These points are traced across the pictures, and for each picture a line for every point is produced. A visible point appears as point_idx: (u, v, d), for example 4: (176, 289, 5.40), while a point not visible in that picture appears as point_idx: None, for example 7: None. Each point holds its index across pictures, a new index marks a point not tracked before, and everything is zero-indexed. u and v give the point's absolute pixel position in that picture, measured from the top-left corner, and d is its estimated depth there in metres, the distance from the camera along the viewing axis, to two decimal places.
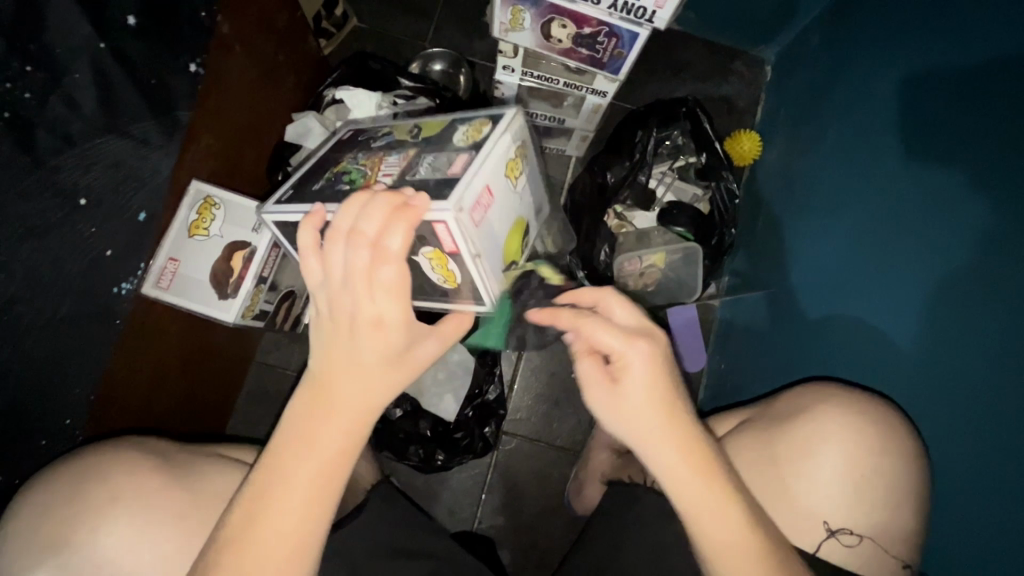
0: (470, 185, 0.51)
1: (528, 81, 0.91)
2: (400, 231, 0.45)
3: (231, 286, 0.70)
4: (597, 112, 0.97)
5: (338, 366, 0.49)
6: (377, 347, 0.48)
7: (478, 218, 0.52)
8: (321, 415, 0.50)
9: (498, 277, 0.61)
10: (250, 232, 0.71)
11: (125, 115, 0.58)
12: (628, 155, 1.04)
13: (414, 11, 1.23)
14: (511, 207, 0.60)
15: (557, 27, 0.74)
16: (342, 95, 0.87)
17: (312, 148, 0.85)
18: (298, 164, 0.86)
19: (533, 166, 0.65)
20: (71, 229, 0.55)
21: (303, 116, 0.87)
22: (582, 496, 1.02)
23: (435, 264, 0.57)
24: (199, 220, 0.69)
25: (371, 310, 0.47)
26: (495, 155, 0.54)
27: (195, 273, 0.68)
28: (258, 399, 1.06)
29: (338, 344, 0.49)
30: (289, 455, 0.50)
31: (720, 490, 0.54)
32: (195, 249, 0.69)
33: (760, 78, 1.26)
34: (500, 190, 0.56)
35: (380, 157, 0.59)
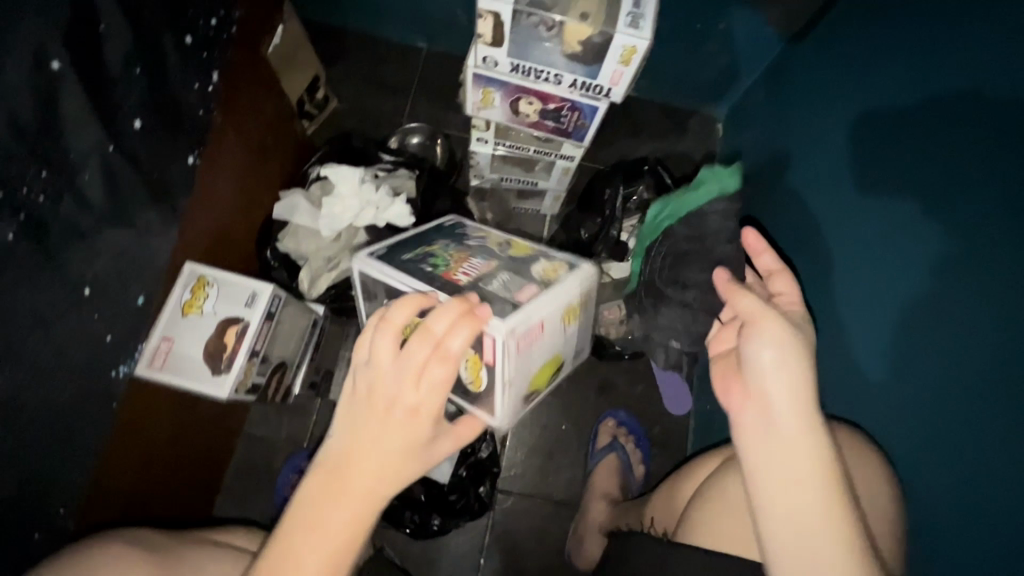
0: (528, 317, 0.59)
1: (500, 150, 0.99)
2: (466, 331, 0.52)
3: (225, 361, 0.71)
4: (567, 174, 1.05)
5: (363, 449, 0.53)
6: (401, 438, 0.53)
7: (524, 345, 0.60)
8: (334, 495, 0.53)
9: (517, 396, 0.66)
10: (243, 307, 0.73)
11: (130, 206, 0.61)
12: (599, 211, 1.12)
13: (392, 90, 1.32)
14: (557, 340, 0.68)
15: (524, 104, 0.81)
16: (327, 173, 0.96)
17: (299, 222, 0.93)
18: (286, 238, 0.94)
19: (591, 307, 0.75)
20: (76, 317, 0.57)
21: (291, 193, 0.95)
22: (582, 551, 1.01)
23: (469, 367, 0.62)
24: (193, 299, 0.72)
25: (411, 400, 0.52)
26: (558, 301, 0.63)
27: (188, 351, 0.70)
28: (248, 474, 1.04)
29: (365, 426, 0.54)
30: (298, 541, 0.51)
31: (826, 483, 0.55)
32: (188, 327, 0.71)
33: (712, 133, 1.37)
34: (552, 322, 0.63)
35: (465, 256, 0.66)
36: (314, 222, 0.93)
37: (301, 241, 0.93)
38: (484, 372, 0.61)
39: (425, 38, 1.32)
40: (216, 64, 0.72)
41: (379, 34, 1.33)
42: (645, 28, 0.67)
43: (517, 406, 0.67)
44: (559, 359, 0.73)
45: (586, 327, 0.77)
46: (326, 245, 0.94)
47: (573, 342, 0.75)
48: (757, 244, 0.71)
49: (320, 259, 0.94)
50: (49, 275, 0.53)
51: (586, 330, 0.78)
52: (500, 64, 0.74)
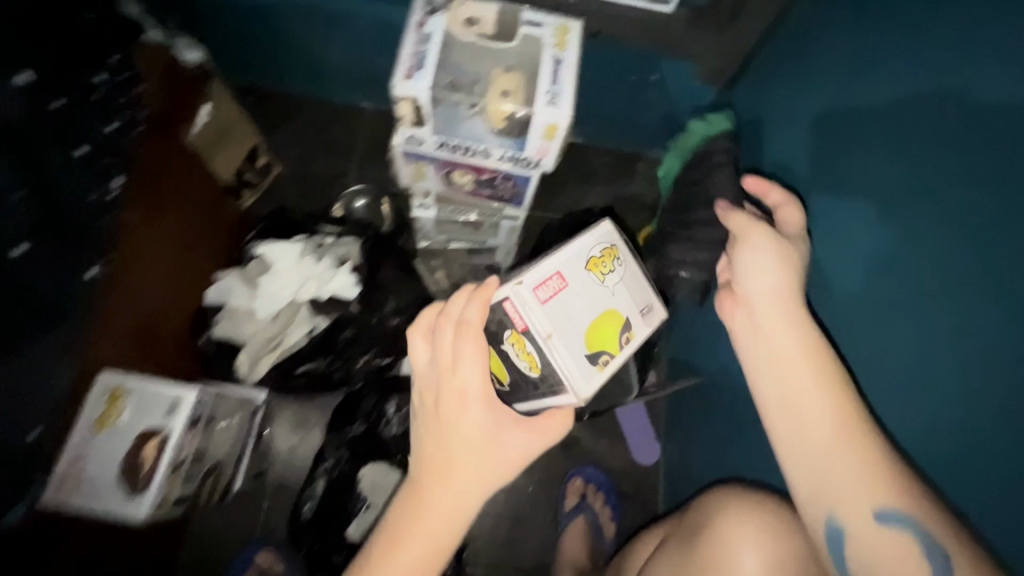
0: (538, 271, 0.71)
1: (444, 213, 0.97)
2: (477, 306, 0.64)
3: (143, 479, 0.70)
4: (514, 232, 1.05)
5: (448, 441, 0.68)
6: (467, 422, 0.67)
7: (547, 297, 0.70)
8: (421, 495, 0.68)
9: (578, 357, 0.70)
10: (162, 417, 0.73)
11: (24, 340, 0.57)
12: None
13: (337, 151, 1.29)
14: (598, 297, 0.73)
15: (458, 175, 0.80)
16: (264, 250, 0.95)
17: (236, 303, 0.91)
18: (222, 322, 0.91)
19: (632, 268, 0.79)
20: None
21: (225, 274, 0.92)
22: None
23: (518, 349, 0.70)
24: (106, 414, 0.68)
25: (454, 388, 0.67)
26: (575, 258, 0.73)
27: (100, 474, 0.68)
28: (198, 566, 1.00)
29: (434, 431, 0.68)
30: (398, 541, 0.67)
31: (827, 393, 0.61)
32: (101, 445, 0.69)
33: (659, 176, 1.39)
34: (573, 279, 0.72)
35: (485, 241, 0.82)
36: (251, 301, 0.91)
37: (238, 323, 0.90)
38: (528, 345, 0.69)
39: (368, 97, 1.30)
40: (119, 168, 0.69)
41: (320, 95, 1.30)
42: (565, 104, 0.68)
43: (583, 366, 0.70)
44: (625, 322, 0.75)
45: (647, 293, 0.80)
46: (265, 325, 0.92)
47: (629, 300, 0.76)
48: (765, 188, 0.78)
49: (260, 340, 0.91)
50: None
51: (644, 296, 0.79)
52: (426, 141, 0.72)
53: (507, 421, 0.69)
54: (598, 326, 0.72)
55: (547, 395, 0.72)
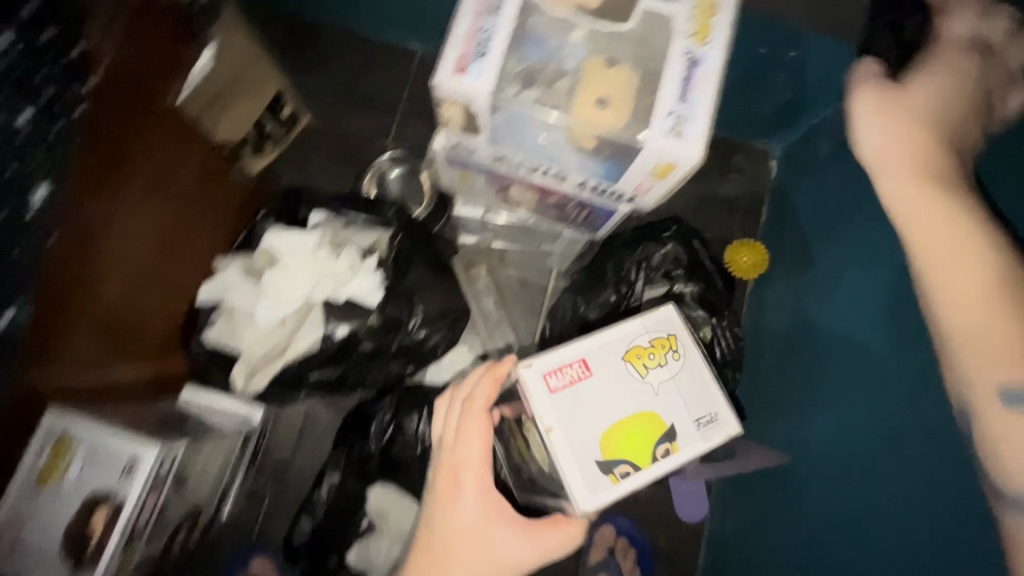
0: (558, 352, 0.59)
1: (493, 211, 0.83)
2: (485, 388, 0.63)
3: (91, 555, 0.61)
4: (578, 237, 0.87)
5: (448, 532, 0.63)
6: (469, 509, 0.63)
7: (564, 389, 0.58)
8: None
9: (586, 464, 0.56)
10: (119, 479, 0.62)
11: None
12: (613, 283, 0.91)
13: (376, 106, 1.08)
14: (631, 396, 0.59)
15: (519, 191, 0.72)
16: (273, 236, 0.79)
17: (235, 301, 0.76)
18: (218, 321, 0.77)
19: (694, 366, 0.62)
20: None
21: (225, 264, 0.78)
22: None
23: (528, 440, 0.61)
24: (53, 465, 0.60)
25: (450, 462, 0.64)
26: (609, 342, 0.60)
27: (41, 543, 0.60)
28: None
29: (437, 514, 0.64)
30: None
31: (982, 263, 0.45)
32: (45, 507, 0.61)
33: (762, 175, 1.12)
34: (605, 369, 0.59)
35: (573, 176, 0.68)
36: (253, 303, 0.77)
37: (237, 325, 0.77)
38: (536, 441, 0.59)
39: (419, 39, 1.07)
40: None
41: (360, 33, 1.08)
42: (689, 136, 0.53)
43: (591, 475, 0.56)
44: (670, 429, 0.59)
45: (696, 397, 0.60)
46: (269, 331, 0.77)
47: (682, 405, 0.60)
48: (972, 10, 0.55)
49: (260, 348, 0.78)
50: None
51: (706, 403, 0.60)
52: (477, 153, 0.65)
53: (507, 520, 0.63)
54: (629, 431, 0.57)
55: (557, 496, 0.60)
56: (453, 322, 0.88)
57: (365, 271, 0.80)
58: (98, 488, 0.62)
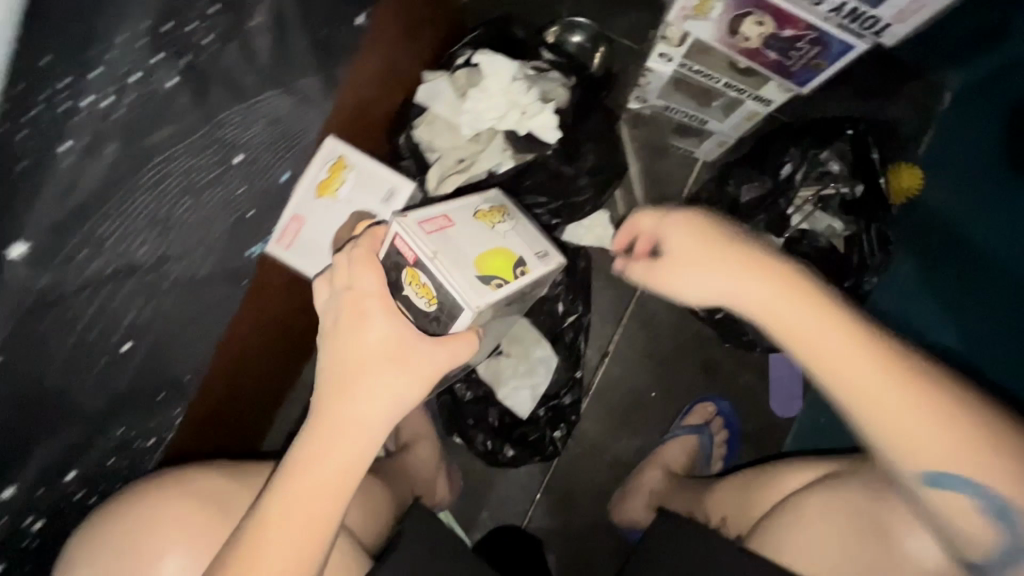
0: (426, 209, 0.61)
1: (682, 72, 0.83)
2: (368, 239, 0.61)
3: (352, 255, 0.72)
4: (750, 119, 0.90)
5: (348, 362, 0.57)
6: (377, 334, 0.57)
7: (435, 236, 0.57)
8: (328, 426, 0.56)
9: (468, 278, 0.56)
10: (379, 202, 0.73)
11: (214, 92, 0.59)
12: (770, 172, 0.92)
13: None
14: (480, 237, 0.62)
15: (751, 22, 0.63)
16: (479, 59, 0.85)
17: (439, 111, 0.85)
18: (421, 126, 0.87)
19: (522, 227, 0.68)
20: (177, 182, 0.58)
21: (436, 76, 0.86)
22: (623, 506, 0.98)
23: (415, 283, 0.58)
24: (329, 179, 0.71)
25: (359, 291, 0.58)
26: (449, 208, 0.64)
27: (313, 236, 0.71)
28: None
29: (343, 334, 0.58)
30: (312, 451, 0.56)
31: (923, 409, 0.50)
32: (319, 208, 0.71)
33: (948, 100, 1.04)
34: (461, 221, 0.62)
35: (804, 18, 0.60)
36: (454, 115, 0.85)
37: (436, 132, 0.86)
38: (422, 277, 0.57)
39: None
40: None
41: None
42: None
43: (475, 289, 0.55)
44: (515, 263, 0.62)
45: (528, 239, 0.67)
46: (462, 144, 0.86)
47: (523, 245, 0.65)
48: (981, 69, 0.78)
49: (452, 158, 0.86)
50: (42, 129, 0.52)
51: (534, 245, 0.67)
52: None
53: (395, 363, 0.56)
54: (489, 263, 0.59)
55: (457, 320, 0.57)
56: (607, 177, 0.94)
57: (545, 106, 0.85)
58: (362, 207, 0.73)
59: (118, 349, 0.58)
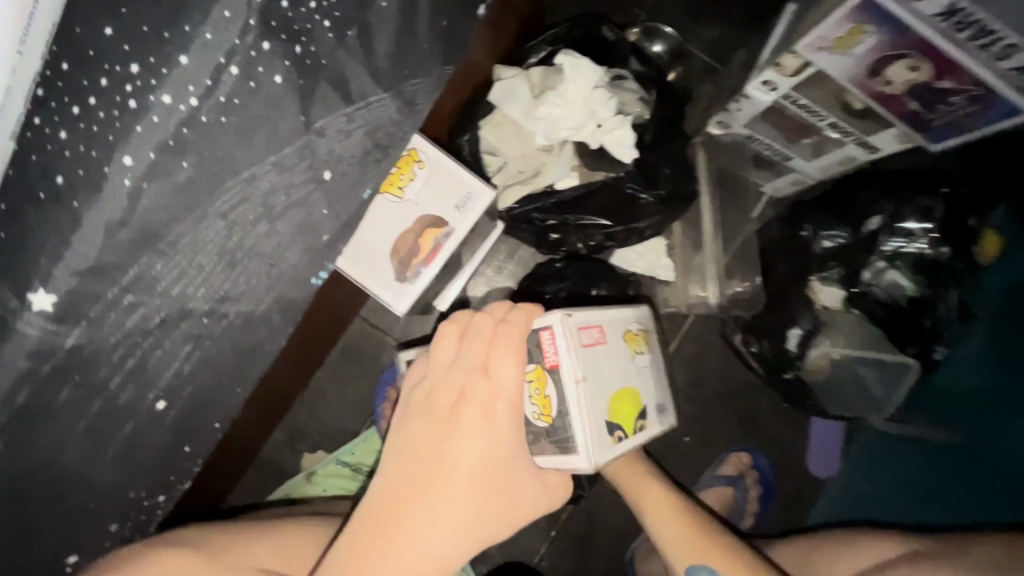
0: (585, 311, 0.56)
1: (784, 103, 0.75)
2: (523, 315, 0.52)
3: (414, 268, 0.62)
4: (843, 164, 0.82)
5: (442, 462, 0.48)
6: (492, 442, 0.49)
7: (587, 353, 0.54)
8: (401, 533, 0.46)
9: (597, 420, 0.53)
10: (453, 208, 0.62)
11: (320, 101, 0.42)
12: (852, 222, 0.84)
13: None
14: (624, 370, 0.59)
15: (900, 66, 0.55)
16: (560, 60, 0.75)
17: (509, 113, 0.76)
18: (487, 126, 0.78)
19: (654, 360, 0.66)
20: (257, 206, 0.42)
21: (511, 72, 0.76)
22: (650, 562, 0.90)
23: (534, 388, 0.54)
24: (397, 176, 0.61)
25: (491, 382, 0.49)
26: (607, 316, 0.60)
27: (375, 243, 0.61)
28: (351, 357, 0.98)
29: (456, 426, 0.48)
30: (369, 557, 0.46)
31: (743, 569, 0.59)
32: (387, 209, 0.61)
33: None
34: (614, 342, 0.59)
35: (973, 81, 0.53)
36: (526, 119, 0.76)
37: (502, 136, 0.78)
38: (552, 390, 0.53)
39: None
40: None
41: None
42: None
43: (600, 432, 0.53)
44: (641, 411, 0.60)
45: (657, 377, 0.66)
46: (530, 152, 0.78)
47: (652, 393, 0.63)
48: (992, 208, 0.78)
49: (516, 165, 0.79)
50: (107, 128, 0.38)
51: (658, 392, 0.65)
52: None
53: (497, 495, 0.49)
54: (621, 402, 0.57)
55: (564, 456, 0.53)
56: (680, 206, 0.84)
57: (625, 120, 0.75)
58: (428, 212, 0.62)
59: (152, 410, 0.45)
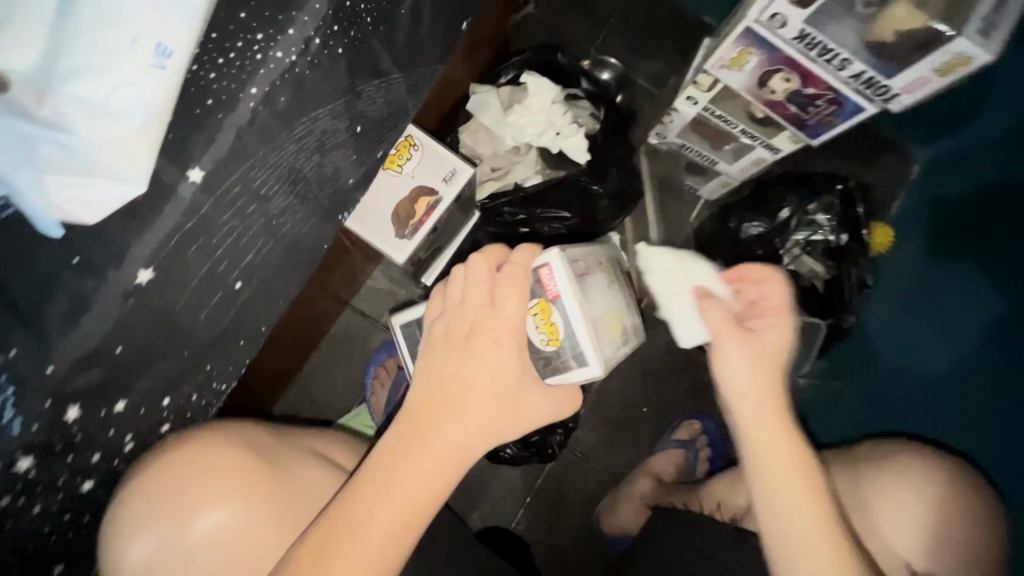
0: (572, 249, 0.74)
1: (705, 115, 0.93)
2: (523, 255, 0.63)
3: (411, 227, 0.75)
4: (756, 165, 1.00)
5: (460, 379, 0.59)
6: (500, 367, 0.60)
7: (578, 282, 0.71)
8: (428, 437, 0.58)
9: (592, 332, 0.70)
10: (440, 181, 0.75)
11: (362, 75, 0.58)
12: (768, 213, 1.02)
13: (591, 11, 1.16)
14: (606, 297, 0.77)
15: (779, 78, 0.73)
16: (525, 79, 0.92)
17: (483, 121, 0.92)
18: (465, 133, 0.94)
19: (626, 291, 0.85)
20: (315, 140, 0.58)
21: (484, 89, 0.92)
22: (613, 515, 1.01)
23: (540, 318, 0.70)
24: (397, 156, 0.76)
25: (497, 318, 0.60)
26: (587, 253, 0.78)
27: (380, 206, 0.75)
28: (343, 342, 1.09)
29: (470, 352, 0.60)
30: (403, 455, 0.57)
31: (820, 509, 0.55)
32: (387, 181, 0.75)
33: (905, 177, 1.12)
34: (594, 273, 0.77)
35: (828, 86, 0.70)
36: (497, 126, 0.92)
37: (478, 141, 0.93)
38: (554, 316, 0.70)
39: None
40: None
41: None
42: (995, 39, 0.58)
43: (595, 344, 0.70)
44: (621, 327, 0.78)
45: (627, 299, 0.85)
46: (501, 153, 0.94)
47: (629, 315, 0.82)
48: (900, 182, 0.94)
49: (489, 165, 0.94)
50: (231, 75, 0.49)
51: (631, 314, 0.83)
52: (788, 26, 0.65)
53: (505, 407, 0.61)
54: (608, 319, 0.75)
55: (568, 367, 0.71)
56: (627, 201, 1.00)
57: (578, 128, 0.92)
58: (423, 184, 0.75)
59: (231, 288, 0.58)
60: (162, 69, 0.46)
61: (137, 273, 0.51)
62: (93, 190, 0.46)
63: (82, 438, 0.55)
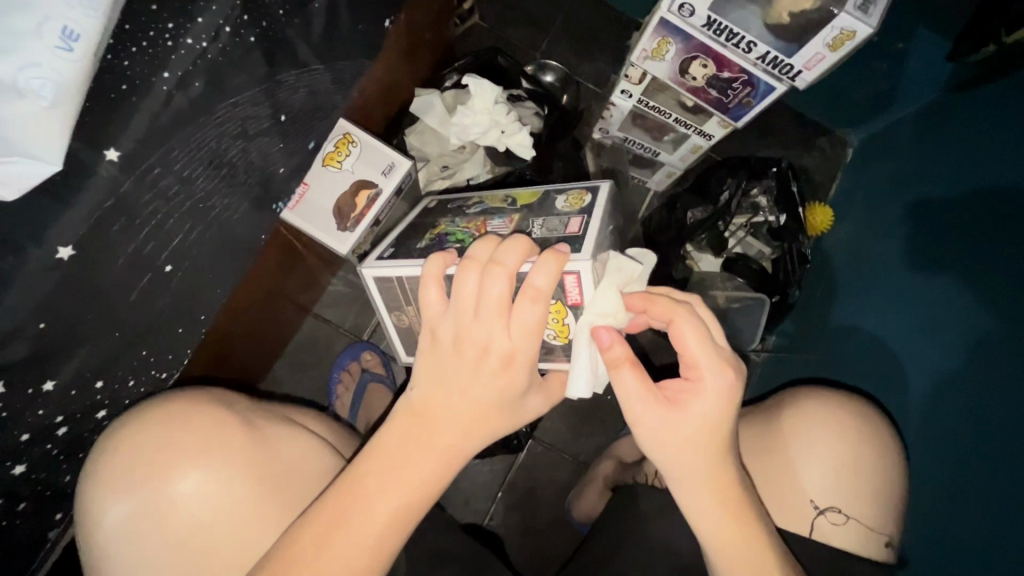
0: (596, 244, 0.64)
1: (639, 107, 0.98)
2: (545, 279, 0.54)
3: (352, 220, 0.78)
4: (695, 152, 1.05)
5: (454, 389, 0.57)
6: (501, 383, 0.57)
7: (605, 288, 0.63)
8: (419, 442, 0.57)
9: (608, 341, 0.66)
10: (379, 174, 0.79)
11: (282, 63, 0.62)
12: (710, 198, 1.07)
13: (532, 19, 1.21)
14: None
15: (697, 64, 0.78)
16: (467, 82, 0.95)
17: (428, 122, 0.95)
18: (412, 134, 0.98)
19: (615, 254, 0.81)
20: (236, 126, 0.61)
21: (428, 92, 0.96)
22: (582, 501, 1.02)
23: (553, 318, 0.65)
24: (335, 153, 0.78)
25: (503, 342, 0.55)
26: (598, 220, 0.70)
27: (321, 202, 0.78)
28: (307, 350, 1.10)
29: (469, 367, 0.57)
30: (393, 466, 0.57)
31: (742, 525, 0.59)
32: (328, 177, 0.78)
33: (841, 157, 1.18)
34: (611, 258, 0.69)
35: (739, 69, 0.75)
36: (442, 127, 0.95)
37: (426, 141, 0.97)
38: (569, 320, 0.64)
39: None
40: None
41: None
42: (873, 15, 0.64)
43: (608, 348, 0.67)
44: None
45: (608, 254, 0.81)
46: (449, 151, 0.97)
47: None
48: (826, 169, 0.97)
49: (437, 163, 0.98)
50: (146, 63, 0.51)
51: None
52: (696, 14, 0.70)
53: (497, 415, 0.59)
54: None
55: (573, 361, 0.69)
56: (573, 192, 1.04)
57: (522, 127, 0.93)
58: (362, 178, 0.78)
59: (162, 270, 0.62)
60: (71, 52, 0.45)
61: (58, 249, 0.51)
62: (7, 170, 0.45)
63: (10, 414, 0.56)
